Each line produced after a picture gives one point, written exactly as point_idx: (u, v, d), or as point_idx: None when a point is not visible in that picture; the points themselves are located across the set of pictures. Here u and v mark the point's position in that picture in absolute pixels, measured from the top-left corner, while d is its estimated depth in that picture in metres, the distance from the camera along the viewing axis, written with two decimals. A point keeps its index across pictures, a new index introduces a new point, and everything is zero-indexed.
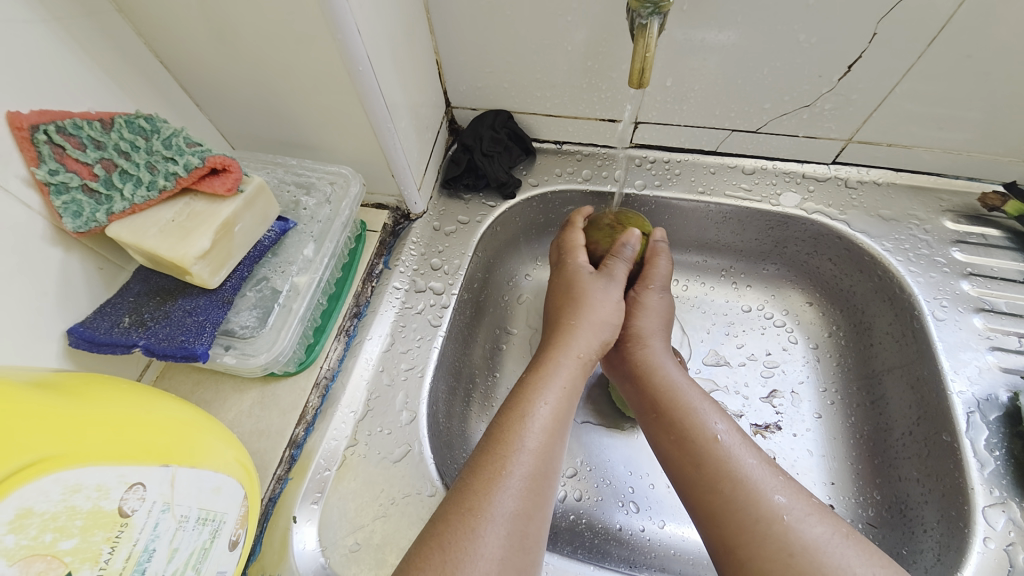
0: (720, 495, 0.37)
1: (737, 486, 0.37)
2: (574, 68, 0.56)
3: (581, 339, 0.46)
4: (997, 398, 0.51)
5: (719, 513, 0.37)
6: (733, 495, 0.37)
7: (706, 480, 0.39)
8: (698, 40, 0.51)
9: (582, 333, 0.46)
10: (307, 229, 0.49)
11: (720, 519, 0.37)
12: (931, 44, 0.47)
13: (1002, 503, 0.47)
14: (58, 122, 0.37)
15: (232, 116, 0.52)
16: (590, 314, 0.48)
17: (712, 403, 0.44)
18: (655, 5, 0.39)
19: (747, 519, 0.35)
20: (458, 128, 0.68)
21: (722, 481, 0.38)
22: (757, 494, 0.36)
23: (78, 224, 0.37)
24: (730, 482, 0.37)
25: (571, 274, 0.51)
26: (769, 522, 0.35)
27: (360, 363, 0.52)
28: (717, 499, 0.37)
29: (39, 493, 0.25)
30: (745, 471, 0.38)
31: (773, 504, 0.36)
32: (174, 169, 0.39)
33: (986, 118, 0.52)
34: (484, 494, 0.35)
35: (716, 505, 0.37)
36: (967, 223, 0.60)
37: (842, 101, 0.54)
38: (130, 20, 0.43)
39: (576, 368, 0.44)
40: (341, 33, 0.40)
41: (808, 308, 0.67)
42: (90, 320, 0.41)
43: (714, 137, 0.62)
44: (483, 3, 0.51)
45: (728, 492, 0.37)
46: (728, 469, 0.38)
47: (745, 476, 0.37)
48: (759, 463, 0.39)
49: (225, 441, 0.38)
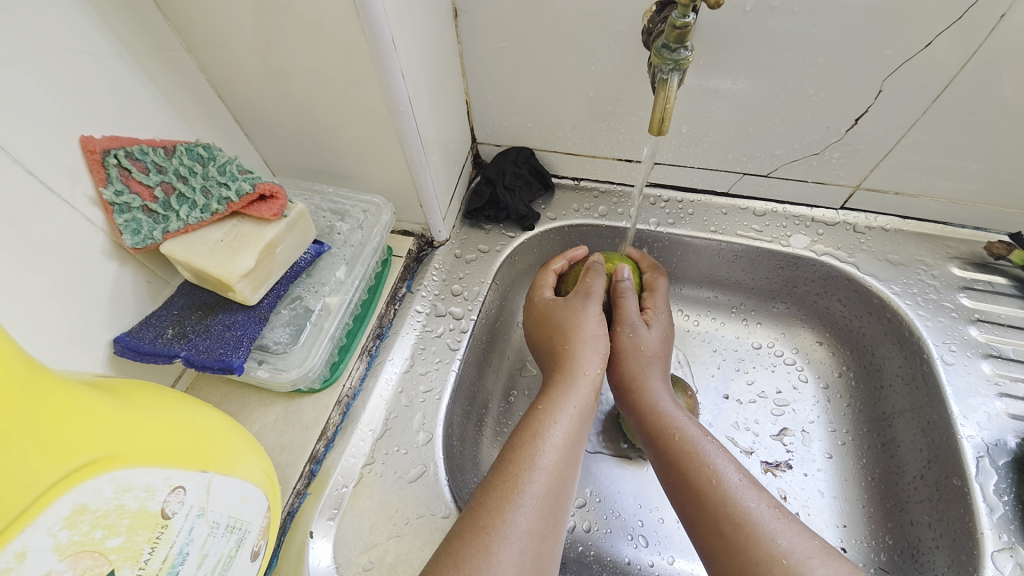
0: (722, 536, 0.38)
1: (738, 528, 0.38)
2: (596, 112, 0.60)
3: (588, 361, 0.48)
4: (1006, 444, 0.51)
5: (721, 553, 0.38)
6: (735, 535, 0.37)
7: (707, 521, 0.39)
8: (713, 88, 0.54)
9: (583, 351, 0.48)
10: (340, 252, 0.52)
11: (724, 558, 0.37)
12: (935, 102, 0.50)
13: (1011, 547, 0.47)
14: (126, 147, 0.41)
15: (278, 147, 0.56)
16: (593, 339, 0.49)
17: (714, 444, 0.44)
18: (676, 63, 0.43)
19: (748, 562, 0.36)
20: (482, 162, 0.71)
21: (724, 522, 0.38)
22: (760, 538, 0.37)
23: (136, 241, 0.41)
24: (730, 524, 0.38)
25: (541, 300, 0.56)
26: (770, 564, 0.35)
27: (380, 384, 0.54)
28: (719, 540, 0.38)
29: (94, 490, 0.26)
30: (745, 513, 0.38)
31: (775, 547, 0.36)
32: (226, 195, 0.43)
33: (989, 171, 0.55)
34: (498, 512, 0.36)
35: (719, 546, 0.38)
36: (973, 270, 0.61)
37: (850, 150, 0.57)
38: (196, 58, 0.47)
39: (588, 388, 0.46)
40: (388, 77, 0.44)
41: (818, 348, 0.68)
42: (135, 330, 0.43)
43: (727, 180, 0.65)
44: (515, 50, 0.56)
45: (729, 534, 0.38)
46: (728, 512, 0.39)
47: (746, 518, 0.38)
48: (761, 506, 0.39)
49: (254, 452, 0.39)
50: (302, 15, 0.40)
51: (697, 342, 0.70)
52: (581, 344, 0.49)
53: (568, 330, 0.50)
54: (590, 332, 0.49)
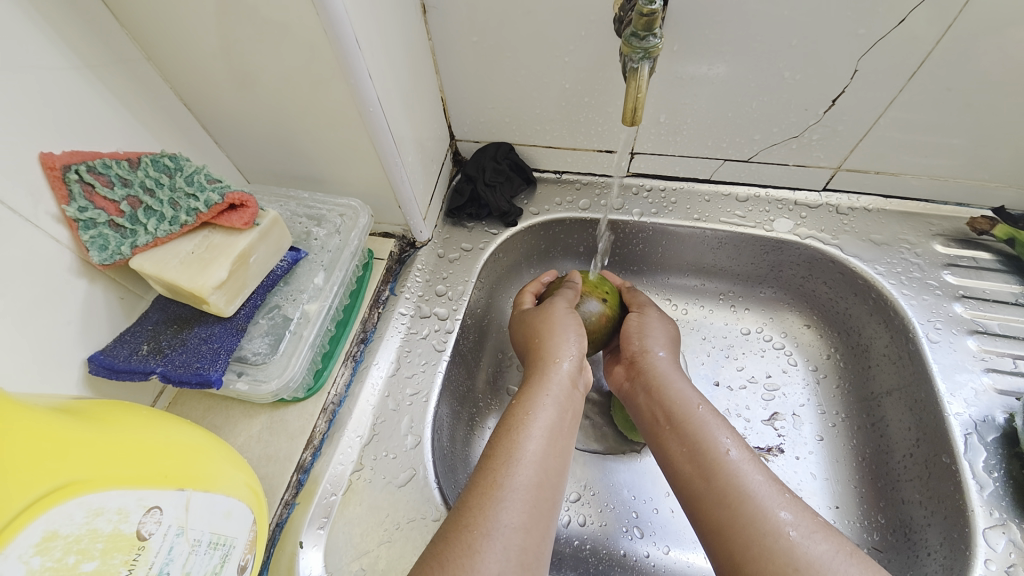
0: (729, 510, 0.38)
1: (743, 501, 0.38)
2: (573, 104, 0.59)
3: (560, 351, 0.48)
4: (995, 419, 0.52)
5: (727, 529, 0.37)
6: (740, 510, 0.37)
7: (713, 497, 0.39)
8: (689, 74, 0.54)
9: (558, 340, 0.49)
10: (317, 258, 0.51)
11: (728, 533, 0.37)
12: (911, 79, 0.50)
13: (1003, 524, 0.47)
14: (88, 162, 0.40)
15: (251, 154, 0.55)
16: (562, 328, 0.50)
17: (718, 420, 0.44)
18: (646, 51, 0.42)
19: (754, 534, 0.36)
20: (461, 159, 0.71)
21: (728, 498, 0.38)
22: (763, 510, 0.37)
23: (103, 257, 0.40)
24: (736, 499, 0.38)
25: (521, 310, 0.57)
26: (775, 537, 0.35)
27: (366, 389, 0.53)
28: (727, 514, 0.38)
29: (64, 516, 0.26)
30: (751, 486, 0.38)
31: (778, 521, 0.36)
32: (195, 206, 0.42)
33: (968, 147, 0.55)
34: (479, 509, 0.36)
35: (726, 519, 0.38)
36: (957, 247, 0.61)
37: (829, 132, 0.57)
38: (158, 67, 0.46)
39: (564, 375, 0.46)
40: (355, 78, 0.43)
41: (806, 331, 0.68)
42: (109, 348, 0.43)
43: (708, 166, 0.65)
44: (487, 45, 0.55)
45: (735, 507, 0.38)
46: (734, 486, 0.39)
47: (750, 492, 0.38)
48: (765, 480, 0.39)
49: (235, 466, 0.39)
50: (264, 17, 0.39)
51: (686, 331, 0.70)
52: (554, 338, 0.49)
53: (537, 328, 0.51)
54: (558, 324, 0.50)
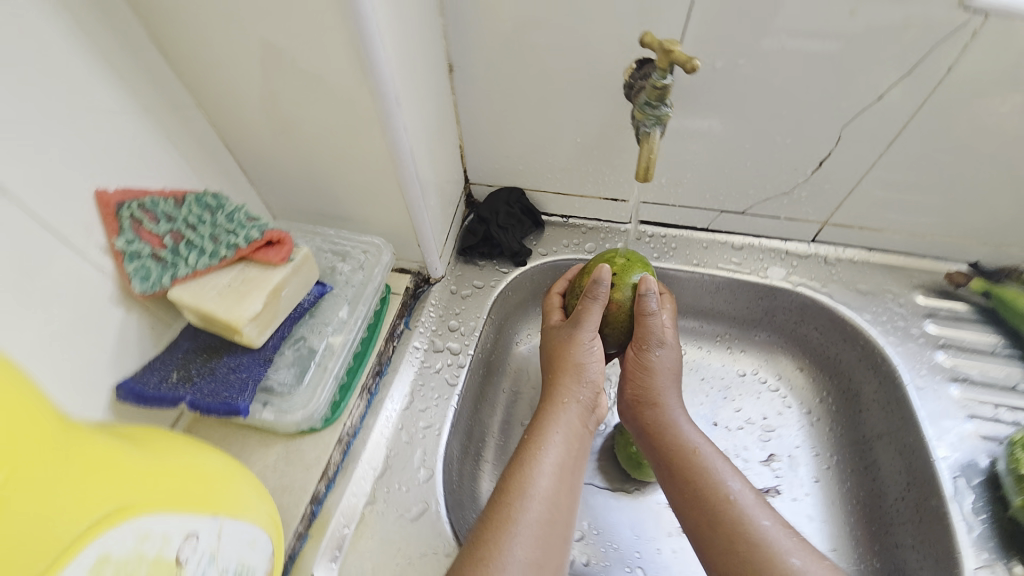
0: (737, 555, 0.40)
1: (752, 547, 0.40)
2: (583, 156, 0.64)
3: (571, 393, 0.49)
4: (978, 464, 0.55)
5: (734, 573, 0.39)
6: (750, 555, 0.39)
7: (720, 541, 0.41)
8: (691, 135, 0.59)
9: (568, 382, 0.49)
10: (341, 293, 0.54)
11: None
12: (888, 147, 0.56)
13: (989, 565, 0.50)
14: (139, 199, 0.43)
15: (280, 193, 0.58)
16: (581, 368, 0.49)
17: (726, 462, 0.46)
18: (658, 118, 0.47)
19: None
20: (474, 201, 0.75)
21: (735, 542, 0.40)
22: (773, 556, 0.39)
23: (144, 287, 0.42)
24: (744, 543, 0.40)
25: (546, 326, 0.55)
26: None
27: (380, 422, 0.55)
28: (734, 559, 0.40)
29: (115, 539, 0.27)
30: (760, 532, 0.40)
31: (788, 566, 0.38)
32: (235, 241, 0.45)
33: (941, 208, 0.60)
34: (496, 544, 0.37)
35: (733, 564, 0.40)
36: (936, 298, 0.66)
37: (817, 189, 0.62)
38: (205, 111, 0.50)
39: (575, 414, 0.48)
40: (391, 130, 0.47)
41: (799, 374, 0.71)
42: (139, 375, 0.44)
43: (706, 217, 0.70)
44: (508, 102, 0.60)
45: (742, 551, 0.40)
46: (742, 532, 0.41)
47: (760, 538, 0.40)
48: (773, 524, 0.41)
49: (259, 494, 0.40)
50: (315, 75, 0.44)
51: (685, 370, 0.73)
52: (569, 377, 0.49)
53: (558, 361, 0.50)
54: (579, 363, 0.49)
